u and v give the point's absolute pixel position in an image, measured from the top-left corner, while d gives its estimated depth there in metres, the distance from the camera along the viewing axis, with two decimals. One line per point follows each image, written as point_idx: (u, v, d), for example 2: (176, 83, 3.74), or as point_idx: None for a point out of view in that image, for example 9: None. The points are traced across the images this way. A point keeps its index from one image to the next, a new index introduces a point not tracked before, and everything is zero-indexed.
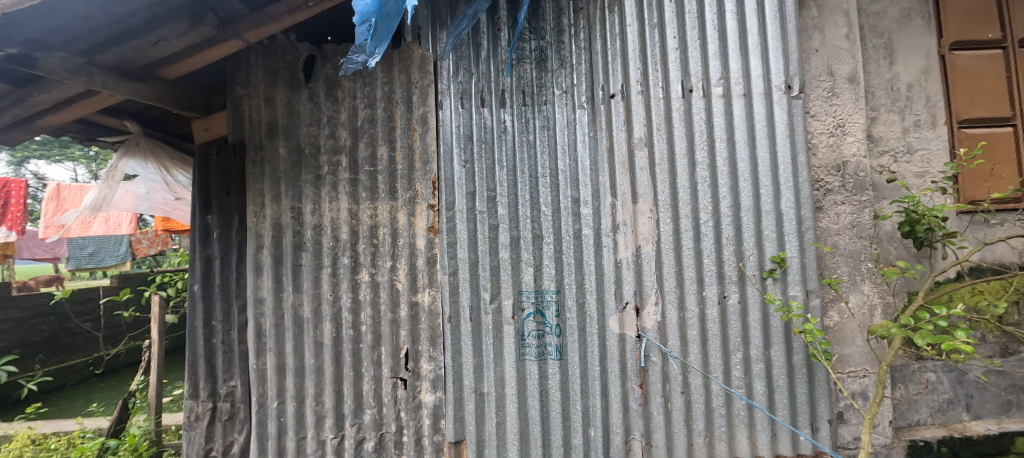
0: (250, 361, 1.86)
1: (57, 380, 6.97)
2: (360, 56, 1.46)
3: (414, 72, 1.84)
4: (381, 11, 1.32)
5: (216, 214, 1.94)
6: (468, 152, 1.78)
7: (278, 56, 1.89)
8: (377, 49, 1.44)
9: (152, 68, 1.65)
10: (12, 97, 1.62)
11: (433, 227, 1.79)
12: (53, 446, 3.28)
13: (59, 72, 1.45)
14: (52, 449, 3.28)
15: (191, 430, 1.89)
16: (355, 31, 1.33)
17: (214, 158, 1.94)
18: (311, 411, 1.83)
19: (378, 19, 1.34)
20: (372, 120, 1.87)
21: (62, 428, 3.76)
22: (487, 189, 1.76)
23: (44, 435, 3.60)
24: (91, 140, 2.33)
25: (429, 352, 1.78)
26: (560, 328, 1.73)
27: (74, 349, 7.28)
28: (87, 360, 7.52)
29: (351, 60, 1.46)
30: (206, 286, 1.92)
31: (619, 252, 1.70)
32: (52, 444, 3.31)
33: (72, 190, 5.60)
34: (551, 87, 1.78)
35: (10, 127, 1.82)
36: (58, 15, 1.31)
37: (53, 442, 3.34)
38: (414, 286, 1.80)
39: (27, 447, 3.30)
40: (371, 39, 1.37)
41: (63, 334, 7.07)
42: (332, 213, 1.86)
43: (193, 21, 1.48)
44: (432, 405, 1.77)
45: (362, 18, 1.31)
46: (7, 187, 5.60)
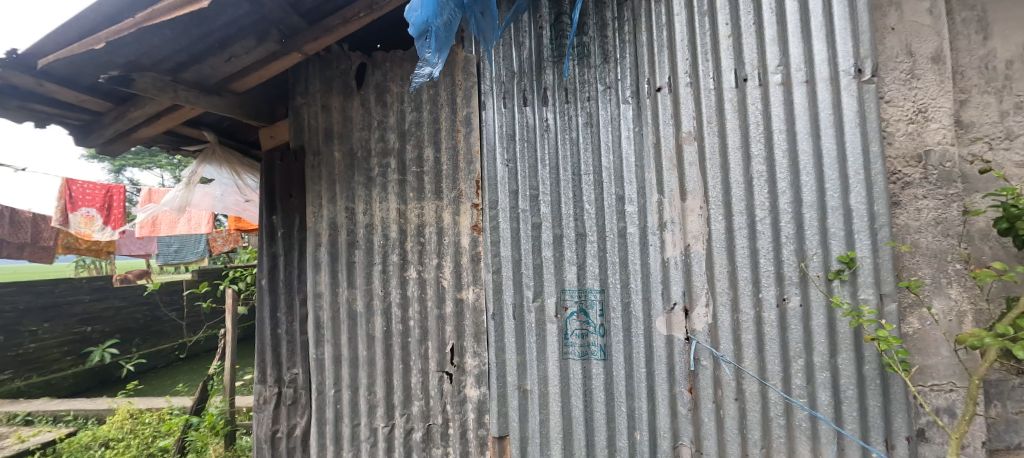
0: (311, 350, 2.01)
1: (151, 363, 7.87)
2: (428, 68, 1.50)
3: (458, 74, 1.90)
4: (438, 19, 1.41)
5: (280, 215, 2.11)
6: (510, 151, 1.80)
7: (332, 66, 2.01)
8: (440, 59, 1.51)
9: (226, 83, 1.84)
10: (115, 113, 1.86)
11: (477, 226, 1.83)
12: (148, 421, 3.73)
13: (151, 90, 1.65)
14: (147, 423, 3.72)
15: (261, 411, 2.08)
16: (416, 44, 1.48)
17: (278, 164, 2.12)
18: (364, 399, 1.94)
19: (435, 29, 1.44)
20: (418, 123, 1.94)
21: (154, 405, 4.26)
22: (529, 188, 1.77)
23: (139, 409, 4.08)
24: (176, 149, 2.59)
25: (474, 348, 1.83)
26: (604, 328, 1.71)
27: (162, 335, 8.21)
28: (173, 346, 8.45)
29: (419, 74, 1.50)
30: (272, 281, 2.11)
31: (666, 250, 1.65)
32: (146, 418, 3.76)
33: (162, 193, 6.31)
34: (594, 83, 1.75)
35: (113, 140, 2.08)
36: (147, 43, 1.48)
37: (149, 416, 3.78)
38: (459, 283, 1.86)
39: (125, 420, 3.74)
40: (432, 49, 1.48)
41: (153, 322, 8.00)
42: (382, 212, 1.95)
43: (260, 37, 1.62)
44: (477, 400, 1.82)
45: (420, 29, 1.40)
46: (111, 191, 6.38)
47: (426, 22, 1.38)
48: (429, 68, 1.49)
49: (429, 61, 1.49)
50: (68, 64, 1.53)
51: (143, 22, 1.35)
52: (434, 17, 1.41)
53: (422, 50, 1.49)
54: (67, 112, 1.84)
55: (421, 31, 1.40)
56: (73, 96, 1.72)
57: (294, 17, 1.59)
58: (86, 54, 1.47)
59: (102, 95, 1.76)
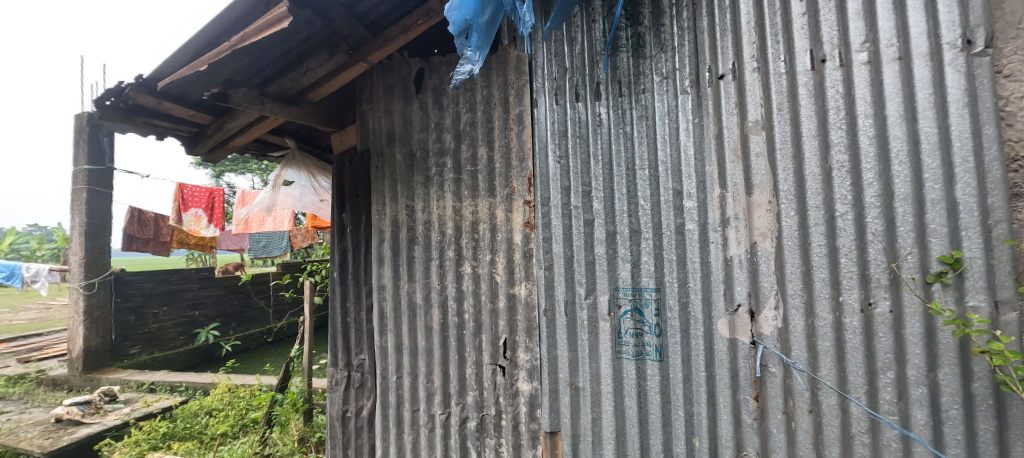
0: (376, 338, 2.17)
1: (244, 345, 8.95)
2: (468, 66, 1.54)
3: (510, 74, 1.93)
4: (478, 16, 1.49)
5: (349, 213, 2.29)
6: (562, 147, 1.81)
7: (394, 72, 2.13)
8: (480, 56, 1.56)
9: (304, 93, 2.03)
10: (216, 125, 2.14)
11: (530, 222, 1.86)
12: (243, 394, 4.24)
13: (243, 103, 1.84)
14: (242, 397, 4.24)
15: (334, 392, 2.29)
16: (457, 44, 1.56)
17: (347, 166, 2.31)
18: (423, 386, 2.05)
19: (476, 26, 1.52)
20: (473, 123, 2.00)
21: (247, 382, 4.83)
22: (582, 184, 1.76)
23: (236, 385, 4.65)
24: (263, 156, 2.91)
25: (526, 343, 1.87)
26: (660, 328, 1.66)
27: (253, 321, 9.28)
28: (262, 330, 9.52)
29: (460, 71, 1.55)
30: (343, 273, 2.31)
31: (730, 249, 1.55)
32: (242, 393, 4.28)
33: (252, 195, 7.13)
34: (649, 74, 1.70)
35: (215, 149, 2.40)
36: (238, 63, 1.69)
37: (243, 391, 4.30)
38: (512, 279, 1.90)
39: (225, 393, 4.29)
40: (472, 45, 1.55)
41: (246, 309, 9.07)
42: (439, 210, 2.05)
43: (332, 50, 1.78)
44: (529, 394, 1.85)
45: (459, 27, 1.48)
46: (213, 194, 7.33)
47: (465, 19, 1.46)
48: (469, 65, 1.54)
49: (470, 58, 1.55)
50: (180, 84, 1.78)
51: (237, 43, 1.54)
52: (473, 15, 1.49)
53: (462, 48, 1.55)
54: (180, 125, 2.14)
55: (461, 28, 1.48)
56: (184, 111, 2.00)
57: (360, 29, 1.72)
58: (195, 75, 1.71)
59: (207, 110, 2.03)
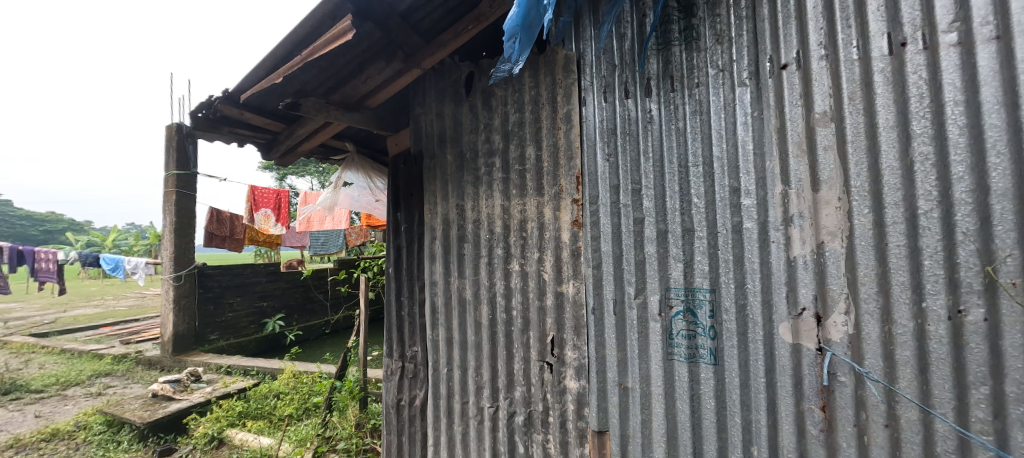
0: (428, 332, 2.28)
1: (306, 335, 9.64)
2: (507, 66, 1.76)
3: (558, 73, 1.95)
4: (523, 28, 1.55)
5: (404, 212, 2.42)
6: (611, 145, 1.80)
7: (445, 77, 2.21)
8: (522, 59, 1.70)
9: (364, 100, 2.17)
10: (288, 132, 2.34)
11: (578, 221, 1.87)
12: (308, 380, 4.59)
13: (313, 111, 2.00)
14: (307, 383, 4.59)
15: (390, 381, 2.43)
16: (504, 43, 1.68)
17: (401, 168, 2.42)
18: (472, 380, 2.12)
19: (519, 35, 1.59)
20: (521, 124, 2.03)
21: (310, 369, 5.20)
22: (631, 182, 1.74)
23: (302, 371, 5.04)
24: (327, 159, 3.12)
25: (574, 341, 1.88)
26: (715, 330, 1.60)
27: (313, 313, 9.96)
28: (322, 322, 10.20)
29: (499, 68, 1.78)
30: (397, 269, 2.45)
31: (793, 248, 1.47)
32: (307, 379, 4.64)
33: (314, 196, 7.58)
34: (704, 67, 1.64)
35: (287, 155, 2.62)
36: (307, 74, 1.84)
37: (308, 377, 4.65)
38: (560, 277, 1.91)
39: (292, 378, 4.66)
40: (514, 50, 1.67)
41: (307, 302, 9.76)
42: (488, 209, 2.11)
43: (389, 58, 1.89)
44: (576, 392, 1.86)
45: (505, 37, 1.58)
46: (280, 196, 7.95)
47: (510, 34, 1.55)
48: (509, 66, 1.75)
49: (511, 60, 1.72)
50: (259, 97, 1.97)
51: (309, 56, 1.69)
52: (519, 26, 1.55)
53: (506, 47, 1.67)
54: (258, 134, 2.36)
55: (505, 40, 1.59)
56: (262, 120, 2.20)
57: (415, 37, 1.81)
58: (272, 87, 1.89)
59: (281, 118, 2.22)
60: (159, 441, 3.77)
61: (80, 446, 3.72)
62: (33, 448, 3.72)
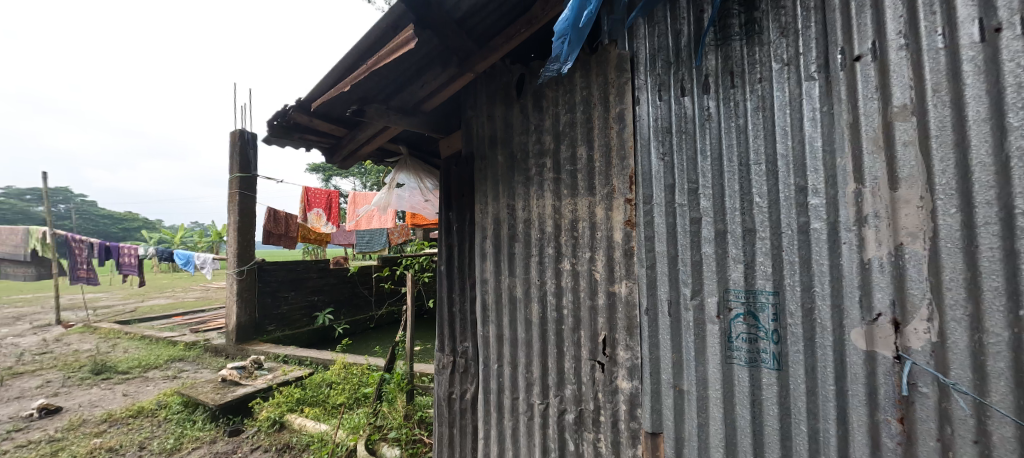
0: (479, 328, 2.36)
1: (354, 328, 10.08)
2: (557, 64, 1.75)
3: (611, 73, 1.93)
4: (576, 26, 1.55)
5: (456, 211, 2.53)
6: (666, 144, 1.77)
7: (496, 79, 2.26)
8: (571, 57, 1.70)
9: (420, 105, 2.27)
10: (350, 136, 2.48)
11: (631, 220, 1.84)
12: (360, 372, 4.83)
13: (376, 116, 2.12)
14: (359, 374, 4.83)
15: (442, 375, 2.56)
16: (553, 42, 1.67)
17: (454, 169, 2.53)
18: (522, 376, 2.17)
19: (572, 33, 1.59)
20: (572, 124, 2.04)
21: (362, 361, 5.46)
22: (688, 182, 1.71)
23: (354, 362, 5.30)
24: (380, 162, 3.27)
25: (626, 341, 1.87)
26: (778, 334, 1.55)
27: (360, 308, 10.41)
28: (368, 317, 10.63)
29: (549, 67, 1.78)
30: (449, 266, 2.58)
31: (868, 250, 1.38)
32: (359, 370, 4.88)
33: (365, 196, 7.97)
34: (767, 62, 1.58)
35: (346, 158, 2.77)
36: (370, 81, 1.95)
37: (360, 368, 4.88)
38: (612, 277, 1.91)
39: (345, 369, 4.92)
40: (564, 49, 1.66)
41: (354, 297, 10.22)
42: (539, 208, 2.14)
43: (445, 64, 1.96)
44: (628, 392, 1.85)
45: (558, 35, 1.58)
46: (331, 196, 8.45)
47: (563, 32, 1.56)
48: (558, 64, 1.74)
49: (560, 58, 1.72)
50: (327, 104, 2.10)
51: (375, 65, 1.79)
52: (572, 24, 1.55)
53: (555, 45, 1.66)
54: (322, 138, 2.52)
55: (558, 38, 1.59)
56: (327, 126, 2.35)
57: (469, 42, 1.86)
58: (339, 95, 2.01)
59: (344, 124, 2.36)
60: (229, 422, 4.11)
61: (162, 423, 4.12)
62: (123, 423, 4.16)
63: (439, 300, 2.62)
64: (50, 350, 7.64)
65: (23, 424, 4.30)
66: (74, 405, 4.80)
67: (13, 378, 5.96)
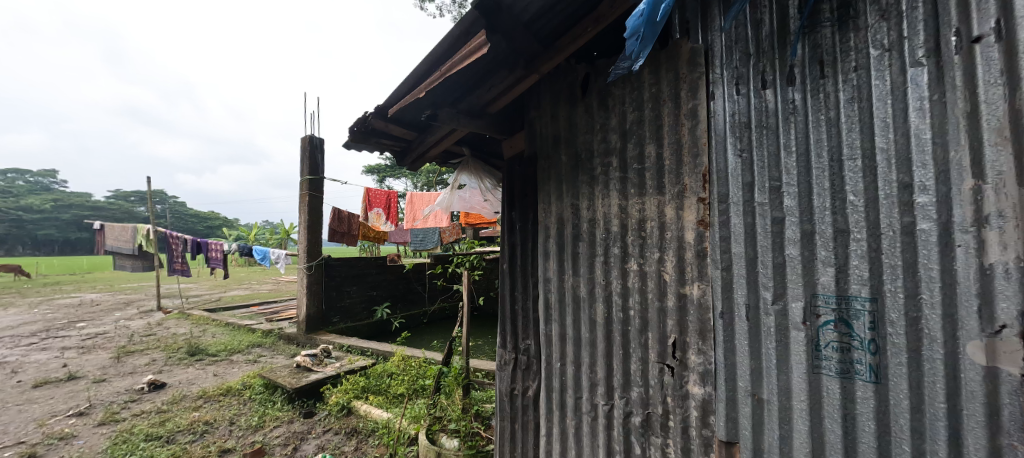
0: (542, 326, 2.43)
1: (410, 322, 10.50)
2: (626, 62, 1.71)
3: (682, 68, 1.86)
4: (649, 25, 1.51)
5: (519, 211, 2.60)
6: (743, 140, 1.67)
7: (561, 79, 2.28)
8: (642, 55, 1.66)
9: (486, 107, 2.35)
10: (420, 140, 2.62)
11: (704, 220, 1.78)
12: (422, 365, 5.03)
13: (446, 120, 2.22)
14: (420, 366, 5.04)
15: (504, 371, 2.67)
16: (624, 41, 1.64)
17: (518, 169, 2.59)
18: (586, 376, 2.19)
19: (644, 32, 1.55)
20: (641, 121, 1.99)
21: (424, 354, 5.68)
22: (769, 179, 1.61)
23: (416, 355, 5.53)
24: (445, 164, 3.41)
25: (698, 345, 1.81)
26: (876, 345, 1.40)
27: (415, 303, 10.83)
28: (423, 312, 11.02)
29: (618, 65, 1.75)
30: (511, 264, 2.67)
31: (990, 255, 1.19)
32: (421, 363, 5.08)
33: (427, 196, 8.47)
34: (863, 48, 1.43)
35: (415, 161, 2.93)
36: (442, 87, 2.04)
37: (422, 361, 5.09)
38: (683, 278, 1.85)
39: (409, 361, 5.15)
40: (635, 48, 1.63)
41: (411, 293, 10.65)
42: (604, 208, 2.12)
43: (512, 67, 2.01)
44: (700, 398, 1.79)
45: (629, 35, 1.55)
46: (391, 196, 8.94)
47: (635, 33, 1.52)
48: (628, 62, 1.70)
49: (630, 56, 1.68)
50: (402, 110, 2.24)
51: (449, 71, 1.88)
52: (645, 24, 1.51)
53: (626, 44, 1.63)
54: (394, 143, 2.68)
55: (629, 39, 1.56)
56: (399, 131, 2.50)
57: (536, 44, 1.88)
58: (413, 102, 2.14)
59: (415, 128, 2.50)
60: (304, 404, 4.49)
61: (247, 401, 4.57)
62: (216, 399, 4.68)
63: (502, 296, 2.71)
64: (155, 332, 8.77)
65: (137, 396, 4.97)
66: (176, 381, 5.46)
67: (128, 355, 6.90)
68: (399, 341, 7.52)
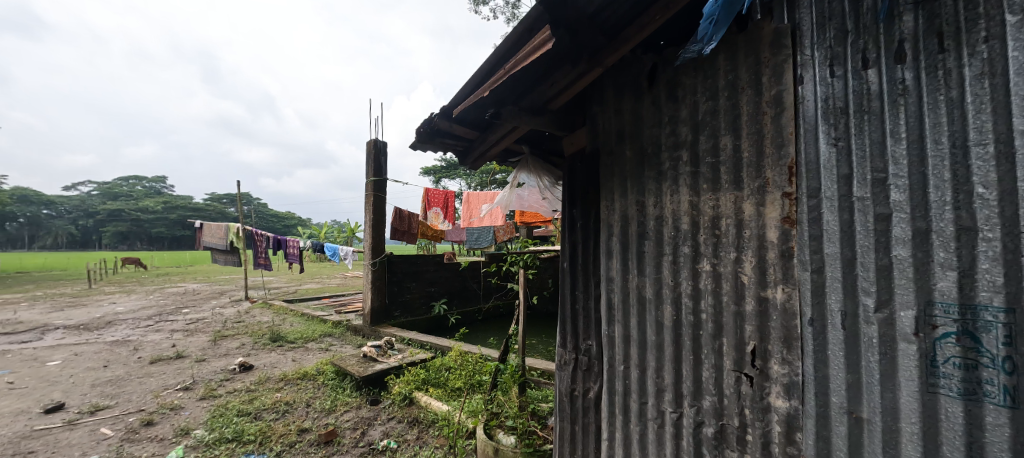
0: (604, 327, 2.37)
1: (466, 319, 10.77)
2: (699, 45, 1.63)
3: (764, 51, 1.69)
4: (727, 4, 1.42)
5: (580, 209, 2.56)
6: (839, 127, 1.49)
7: (626, 71, 2.20)
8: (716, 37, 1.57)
9: (548, 104, 2.34)
10: (481, 139, 2.67)
11: (791, 218, 1.62)
12: (480, 361, 5.13)
13: (509, 118, 2.24)
14: (478, 362, 5.14)
15: (563, 371, 2.65)
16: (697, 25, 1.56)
17: (579, 166, 2.55)
18: (652, 381, 2.11)
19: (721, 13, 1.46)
20: (715, 112, 1.86)
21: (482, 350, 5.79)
22: (871, 171, 1.42)
23: (474, 351, 5.66)
24: (504, 162, 3.44)
25: (782, 354, 1.65)
26: (1013, 364, 1.16)
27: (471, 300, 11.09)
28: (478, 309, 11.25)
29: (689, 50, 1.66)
30: (571, 263, 2.63)
31: None
32: (479, 359, 5.18)
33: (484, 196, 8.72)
34: (996, 14, 1.20)
35: (475, 160, 2.99)
36: (505, 85, 2.07)
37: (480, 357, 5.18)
38: (764, 280, 1.71)
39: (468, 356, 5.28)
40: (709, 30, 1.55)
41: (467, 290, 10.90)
42: (673, 205, 2.02)
43: (576, 61, 1.98)
44: (785, 412, 1.64)
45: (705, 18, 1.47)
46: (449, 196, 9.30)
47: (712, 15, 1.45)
48: (701, 45, 1.61)
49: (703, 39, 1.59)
50: (465, 110, 2.30)
51: (513, 68, 1.90)
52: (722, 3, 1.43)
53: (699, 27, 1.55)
54: (457, 142, 2.76)
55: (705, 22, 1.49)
56: (462, 131, 2.57)
57: (601, 37, 1.83)
58: (477, 101, 2.18)
59: (477, 127, 2.56)
60: (370, 392, 4.78)
61: (320, 386, 4.96)
62: (294, 382, 5.13)
63: (563, 295, 2.68)
64: (243, 319, 9.84)
65: (230, 375, 5.60)
66: (261, 364, 6.07)
67: (222, 339, 7.81)
68: (455, 336, 7.75)
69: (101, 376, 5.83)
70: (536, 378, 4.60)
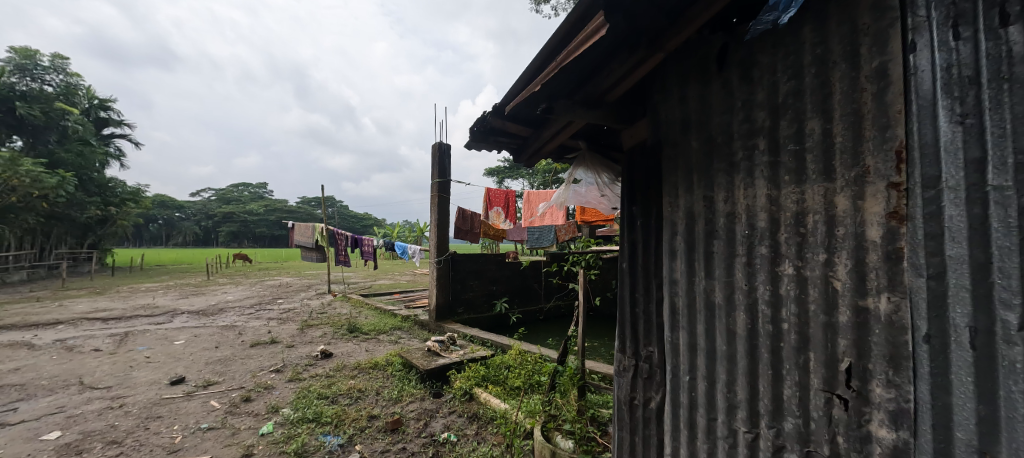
0: (667, 333, 2.22)
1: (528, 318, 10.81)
2: (774, 14, 1.47)
3: (863, 15, 1.42)
4: None
5: (639, 205, 2.42)
6: (967, 101, 1.17)
7: (692, 54, 2.02)
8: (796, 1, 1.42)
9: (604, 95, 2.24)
10: (535, 135, 2.64)
11: (898, 213, 1.34)
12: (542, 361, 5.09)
13: (562, 112, 2.19)
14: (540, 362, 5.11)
15: (623, 377, 2.52)
16: None
17: (639, 159, 2.41)
18: (722, 396, 1.93)
19: None
20: (799, 92, 1.63)
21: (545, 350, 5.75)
22: (1015, 152, 1.08)
23: (537, 350, 5.63)
24: (561, 160, 3.37)
25: (886, 375, 1.39)
26: None
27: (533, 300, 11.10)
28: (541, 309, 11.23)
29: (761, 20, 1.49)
30: (631, 264, 2.49)
31: None
32: (540, 359, 5.14)
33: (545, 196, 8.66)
34: None
35: (530, 157, 2.98)
36: (557, 78, 2.01)
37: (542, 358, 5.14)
38: (863, 288, 1.45)
39: (530, 356, 5.27)
40: None
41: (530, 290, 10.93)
42: (748, 200, 1.81)
43: (633, 47, 1.86)
44: (891, 445, 1.38)
45: None
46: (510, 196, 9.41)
47: None
48: (777, 13, 1.46)
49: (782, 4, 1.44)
50: (518, 107, 2.28)
51: (564, 61, 1.84)
52: None
53: None
54: (511, 140, 2.77)
55: None
56: (516, 128, 2.56)
57: (659, 19, 1.67)
58: (528, 98, 2.16)
59: (530, 124, 2.54)
60: (435, 385, 5.00)
61: (390, 376, 5.30)
62: (368, 371, 5.54)
63: (623, 298, 2.56)
64: (329, 311, 10.92)
65: (315, 361, 6.24)
66: (341, 353, 6.66)
67: (311, 328, 8.74)
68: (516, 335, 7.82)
69: (216, 355, 6.84)
70: (596, 383, 4.46)
